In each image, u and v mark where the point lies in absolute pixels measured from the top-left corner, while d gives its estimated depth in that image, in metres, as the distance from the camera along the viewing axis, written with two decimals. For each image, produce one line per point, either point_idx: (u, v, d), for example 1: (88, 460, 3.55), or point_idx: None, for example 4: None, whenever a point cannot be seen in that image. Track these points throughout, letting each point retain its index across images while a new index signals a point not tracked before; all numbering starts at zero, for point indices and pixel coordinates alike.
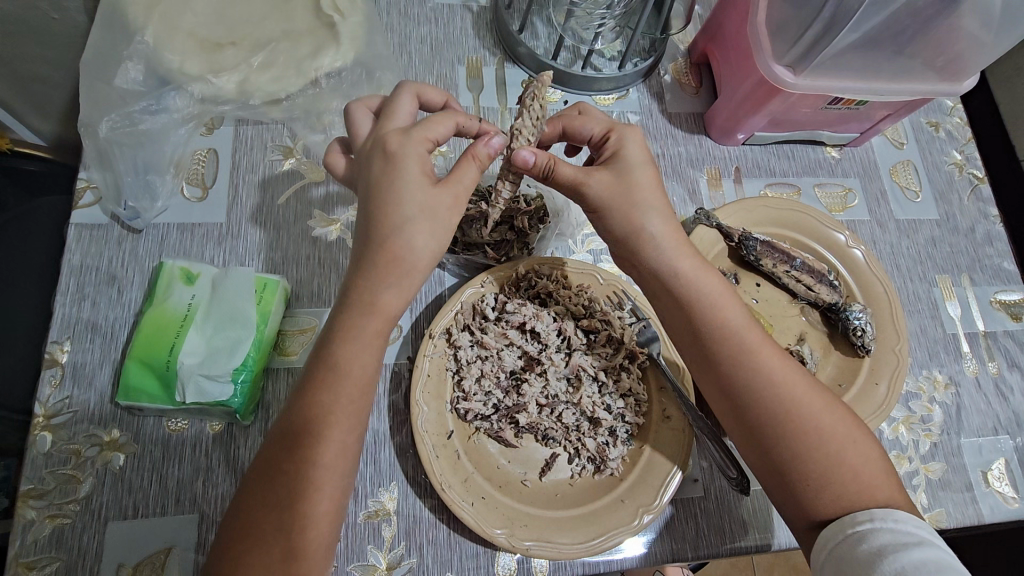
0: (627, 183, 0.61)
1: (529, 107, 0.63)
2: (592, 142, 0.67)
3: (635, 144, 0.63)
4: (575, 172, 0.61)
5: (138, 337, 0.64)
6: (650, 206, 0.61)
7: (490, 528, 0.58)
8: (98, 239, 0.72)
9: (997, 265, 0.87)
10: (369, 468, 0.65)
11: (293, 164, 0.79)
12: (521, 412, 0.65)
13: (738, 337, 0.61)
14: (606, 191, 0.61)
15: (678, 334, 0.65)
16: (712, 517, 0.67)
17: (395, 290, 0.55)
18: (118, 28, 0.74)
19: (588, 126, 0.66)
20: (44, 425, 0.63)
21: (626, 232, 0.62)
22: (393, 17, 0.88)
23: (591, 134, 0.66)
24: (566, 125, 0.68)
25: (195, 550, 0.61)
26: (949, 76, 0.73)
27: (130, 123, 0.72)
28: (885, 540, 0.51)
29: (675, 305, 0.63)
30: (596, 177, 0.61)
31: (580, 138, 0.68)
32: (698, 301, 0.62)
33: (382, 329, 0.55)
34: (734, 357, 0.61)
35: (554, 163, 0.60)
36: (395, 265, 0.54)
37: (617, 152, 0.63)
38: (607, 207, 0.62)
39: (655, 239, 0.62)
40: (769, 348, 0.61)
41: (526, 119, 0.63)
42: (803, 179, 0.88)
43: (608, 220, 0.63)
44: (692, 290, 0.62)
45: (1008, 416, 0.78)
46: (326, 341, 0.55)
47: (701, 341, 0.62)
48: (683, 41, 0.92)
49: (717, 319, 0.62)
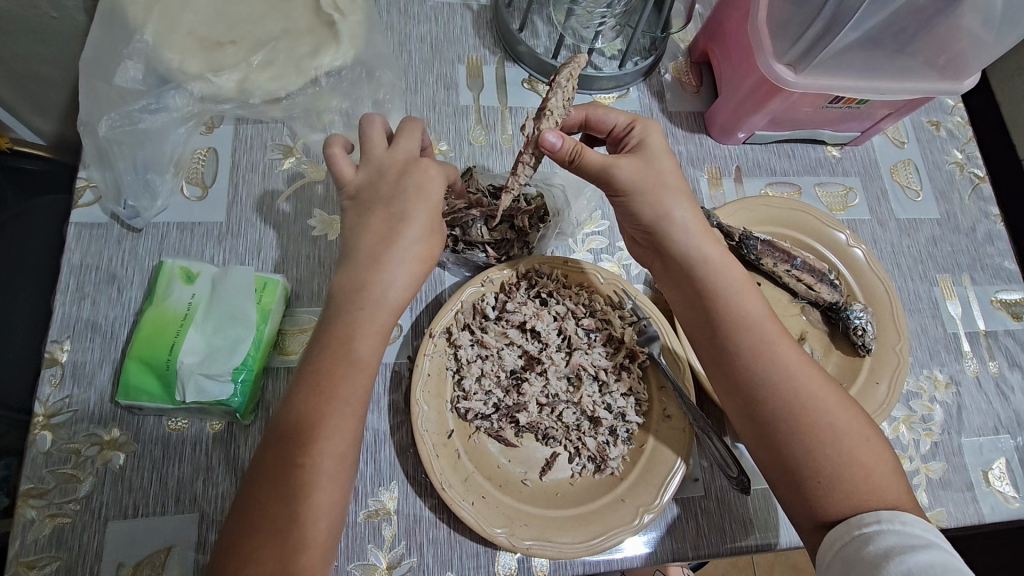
0: (653, 169, 0.63)
1: (561, 87, 0.64)
2: (612, 133, 0.68)
3: (656, 135, 0.65)
4: (603, 157, 0.62)
5: (138, 336, 0.64)
6: (678, 191, 0.63)
7: (490, 528, 0.58)
8: (98, 239, 0.72)
9: (998, 264, 0.87)
10: (368, 467, 0.65)
11: (292, 163, 0.79)
12: (521, 412, 0.65)
13: (759, 327, 0.62)
14: (635, 177, 0.62)
15: (696, 325, 0.66)
16: (713, 517, 0.67)
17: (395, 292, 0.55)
18: (118, 27, 0.74)
19: (611, 116, 0.67)
20: (43, 424, 0.63)
21: (655, 216, 0.63)
22: (393, 16, 0.88)
23: (613, 124, 0.67)
24: (589, 114, 0.67)
25: (195, 549, 0.61)
26: (950, 74, 0.73)
27: (129, 122, 0.72)
28: (891, 542, 0.51)
29: (697, 293, 0.64)
30: (625, 162, 0.62)
31: (600, 128, 0.69)
32: (721, 290, 0.63)
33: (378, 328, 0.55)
34: (753, 349, 0.61)
35: (581, 149, 0.61)
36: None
37: (642, 140, 0.65)
38: (635, 192, 0.63)
39: (684, 224, 0.63)
40: (788, 342, 0.62)
41: (557, 98, 0.63)
42: (803, 178, 0.88)
43: (637, 205, 0.63)
44: (716, 277, 0.63)
45: (1009, 416, 0.78)
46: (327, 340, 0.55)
47: (721, 331, 0.63)
48: (683, 40, 0.92)
49: (737, 310, 0.62)
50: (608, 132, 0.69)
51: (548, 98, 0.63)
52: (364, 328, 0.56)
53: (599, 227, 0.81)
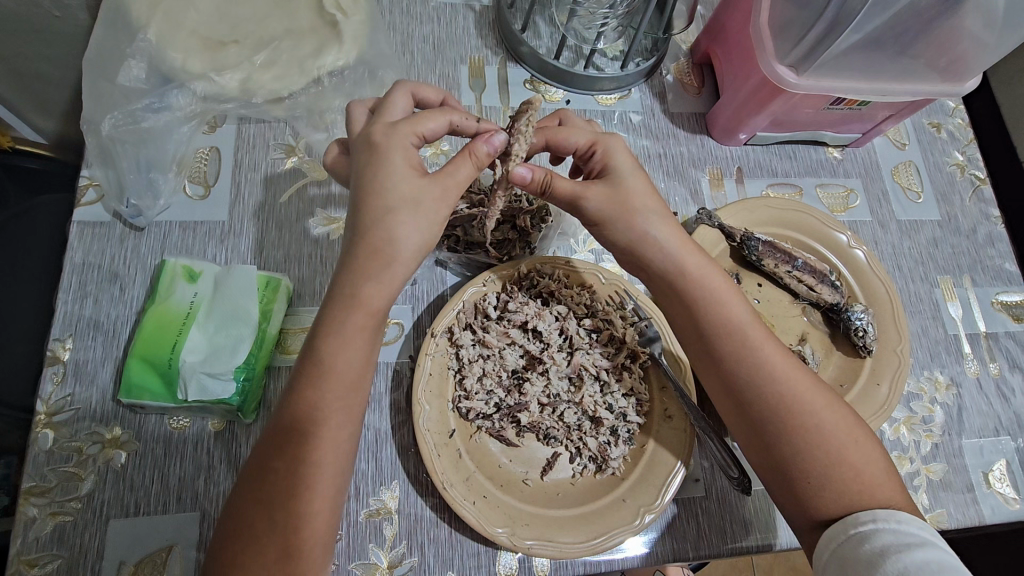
0: (620, 195, 0.61)
1: (522, 133, 0.60)
2: (577, 153, 0.66)
3: (621, 154, 0.63)
4: (574, 186, 0.61)
5: (142, 335, 0.64)
6: (650, 211, 0.62)
7: (491, 527, 0.58)
8: (101, 237, 0.72)
9: (998, 266, 0.87)
10: (369, 466, 0.65)
11: (295, 163, 0.79)
12: (523, 412, 0.66)
13: (741, 333, 0.61)
14: (603, 205, 0.61)
15: (685, 331, 0.65)
16: (714, 517, 0.67)
17: (377, 285, 0.54)
18: (122, 27, 0.75)
19: (572, 138, 0.64)
20: (46, 422, 0.63)
21: (629, 239, 0.63)
22: (396, 16, 0.88)
23: (575, 147, 0.65)
24: (549, 138, 0.65)
25: (196, 548, 0.61)
26: (951, 77, 0.73)
27: (132, 121, 0.72)
28: (887, 541, 0.51)
29: (680, 300, 0.64)
30: (595, 191, 0.61)
31: (563, 151, 0.66)
32: (703, 298, 0.62)
33: (367, 323, 0.55)
34: (737, 355, 0.61)
35: (552, 177, 0.60)
36: (377, 255, 0.53)
37: (605, 164, 0.63)
38: (607, 221, 0.62)
39: (665, 240, 0.62)
40: (773, 345, 0.62)
41: (519, 144, 0.60)
42: (804, 179, 0.88)
43: (613, 230, 0.62)
44: (693, 287, 0.63)
45: (1009, 417, 0.78)
46: (315, 335, 0.55)
47: (707, 337, 0.63)
48: (685, 41, 0.92)
49: (721, 314, 0.62)
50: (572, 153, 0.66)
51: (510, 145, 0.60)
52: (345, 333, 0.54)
53: None
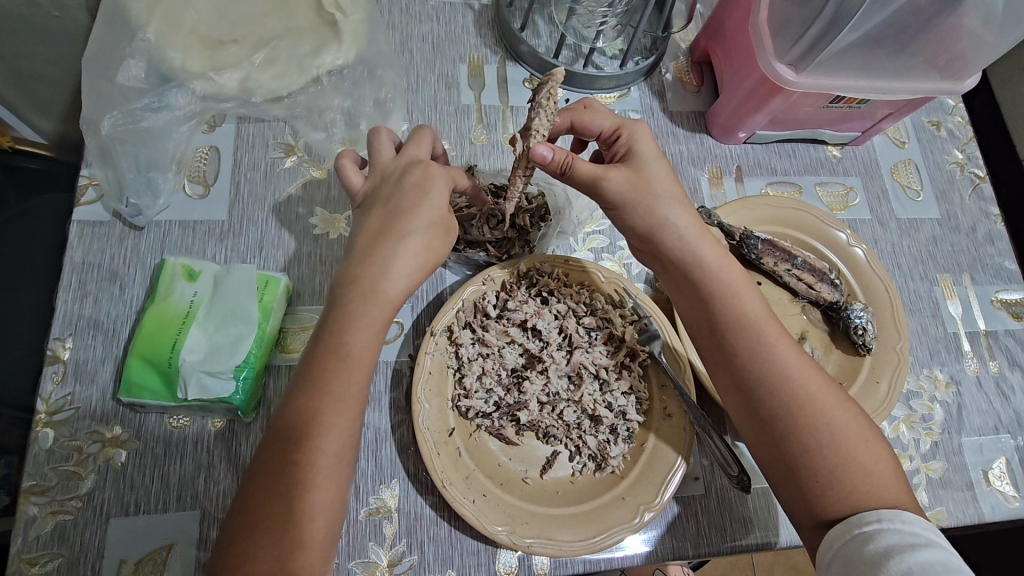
0: (643, 177, 0.63)
1: (544, 106, 0.60)
2: (601, 137, 0.68)
3: (645, 139, 0.65)
4: (593, 168, 0.62)
5: (142, 334, 0.64)
6: (672, 198, 0.63)
7: (491, 526, 0.58)
8: (101, 236, 0.72)
9: (998, 264, 0.87)
10: (369, 464, 0.65)
11: (294, 162, 0.79)
12: (522, 410, 0.66)
13: (755, 328, 0.62)
14: (624, 187, 0.62)
15: (695, 325, 0.66)
16: (714, 515, 0.67)
17: (404, 283, 0.58)
18: (120, 26, 0.75)
19: (598, 121, 0.67)
20: (46, 421, 0.63)
21: (650, 227, 0.63)
22: (395, 15, 0.88)
23: (600, 129, 0.67)
24: (575, 119, 0.67)
25: (196, 547, 0.61)
26: (950, 74, 0.73)
27: (131, 121, 0.72)
28: (891, 541, 0.51)
29: (694, 293, 0.64)
30: (616, 174, 0.62)
31: (587, 133, 0.69)
32: (719, 292, 0.63)
33: (384, 319, 0.57)
34: (750, 350, 0.61)
35: (572, 158, 0.61)
36: (406, 259, 0.57)
37: (629, 148, 0.65)
38: (627, 207, 0.63)
39: (679, 232, 0.63)
40: (786, 343, 0.62)
41: (541, 118, 0.60)
42: (803, 178, 0.88)
43: (632, 217, 0.63)
44: (714, 279, 0.63)
45: (1009, 416, 0.78)
46: (327, 329, 0.56)
47: (721, 331, 0.63)
48: (684, 39, 0.92)
49: (735, 309, 0.62)
50: (596, 136, 0.69)
51: (532, 118, 0.60)
52: (361, 323, 0.56)
53: (600, 226, 0.81)
